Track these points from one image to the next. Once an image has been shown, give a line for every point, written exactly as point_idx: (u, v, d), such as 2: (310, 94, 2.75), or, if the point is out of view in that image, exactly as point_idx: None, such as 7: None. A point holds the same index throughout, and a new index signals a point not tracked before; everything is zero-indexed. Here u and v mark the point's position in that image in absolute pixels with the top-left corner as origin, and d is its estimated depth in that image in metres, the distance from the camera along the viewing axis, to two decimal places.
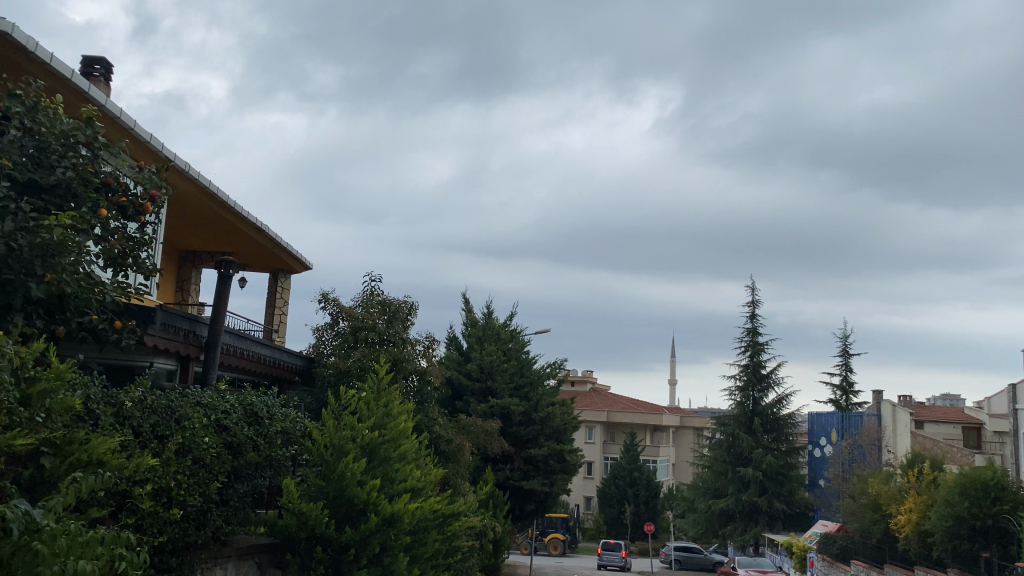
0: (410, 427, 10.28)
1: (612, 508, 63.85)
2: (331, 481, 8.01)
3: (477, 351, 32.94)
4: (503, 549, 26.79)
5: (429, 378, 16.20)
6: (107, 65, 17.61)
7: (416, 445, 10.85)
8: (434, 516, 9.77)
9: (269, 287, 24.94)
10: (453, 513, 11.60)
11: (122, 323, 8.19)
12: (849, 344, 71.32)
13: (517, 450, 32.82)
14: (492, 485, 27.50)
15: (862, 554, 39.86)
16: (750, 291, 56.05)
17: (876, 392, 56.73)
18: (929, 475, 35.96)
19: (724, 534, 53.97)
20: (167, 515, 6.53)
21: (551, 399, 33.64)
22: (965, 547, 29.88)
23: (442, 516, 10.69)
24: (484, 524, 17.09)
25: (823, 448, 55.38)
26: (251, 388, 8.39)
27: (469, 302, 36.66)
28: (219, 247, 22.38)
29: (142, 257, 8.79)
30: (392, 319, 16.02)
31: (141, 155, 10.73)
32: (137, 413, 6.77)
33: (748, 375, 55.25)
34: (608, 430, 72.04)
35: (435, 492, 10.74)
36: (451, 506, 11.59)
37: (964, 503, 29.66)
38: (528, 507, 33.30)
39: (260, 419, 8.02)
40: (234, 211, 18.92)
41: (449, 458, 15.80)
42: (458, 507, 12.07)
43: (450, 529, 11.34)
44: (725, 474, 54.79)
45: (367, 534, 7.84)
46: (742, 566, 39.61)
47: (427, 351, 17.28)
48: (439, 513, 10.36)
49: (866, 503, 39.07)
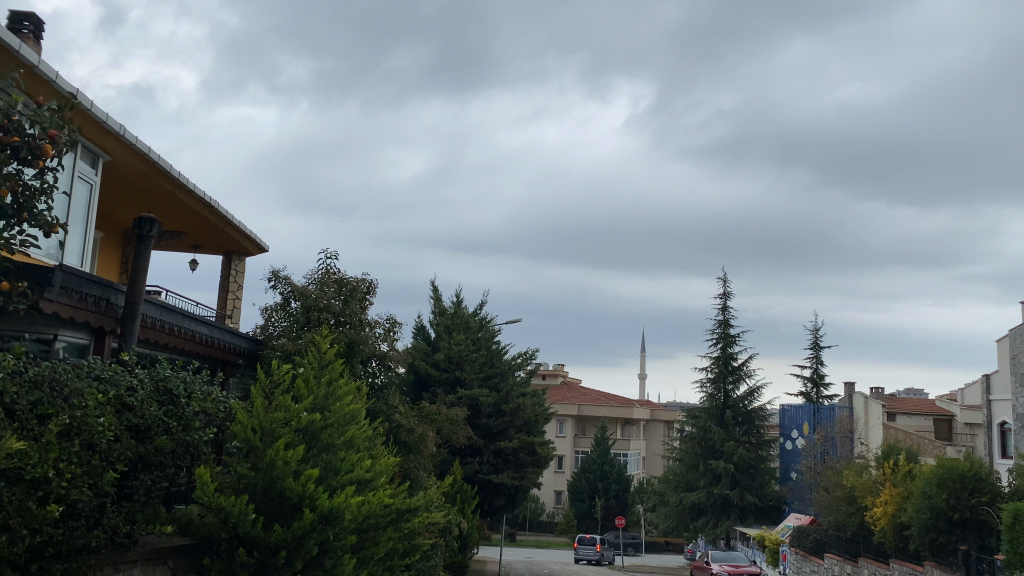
0: (358, 410, 9.08)
1: (582, 502, 62.99)
2: (260, 472, 6.77)
3: (445, 341, 31.66)
4: (470, 546, 25.63)
5: (388, 362, 14.96)
6: (38, 21, 16.06)
7: (367, 430, 9.66)
8: (386, 514, 8.55)
9: (222, 270, 23.52)
10: (411, 508, 10.42)
11: (11, 285, 6.83)
12: (820, 336, 70.99)
13: (485, 443, 31.62)
14: (458, 479, 26.31)
15: (836, 546, 39.32)
16: (724, 282, 55.21)
17: (848, 384, 56.30)
18: (904, 467, 35.32)
19: (695, 528, 53.28)
20: (43, 511, 5.27)
21: (522, 390, 32.49)
22: (943, 540, 29.21)
23: (397, 513, 9.49)
24: (448, 520, 15.86)
25: (795, 440, 54.86)
26: (167, 362, 7.14)
27: (437, 290, 35.41)
28: (168, 226, 21.08)
29: (39, 208, 7.48)
30: (348, 299, 14.80)
31: (33, 88, 9.29)
32: (12, 388, 5.46)
33: (720, 367, 54.51)
34: (578, 424, 71.15)
35: (387, 484, 9.56)
36: (407, 502, 10.39)
37: (942, 495, 28.94)
38: (497, 502, 32.15)
39: (175, 399, 6.78)
40: (180, 184, 17.58)
41: (410, 448, 14.62)
42: (414, 501, 10.87)
43: (406, 526, 10.12)
44: (697, 468, 54.08)
45: (300, 534, 6.60)
46: (716, 561, 38.75)
47: (387, 335, 16.04)
48: (393, 508, 9.16)
49: (840, 495, 38.43)
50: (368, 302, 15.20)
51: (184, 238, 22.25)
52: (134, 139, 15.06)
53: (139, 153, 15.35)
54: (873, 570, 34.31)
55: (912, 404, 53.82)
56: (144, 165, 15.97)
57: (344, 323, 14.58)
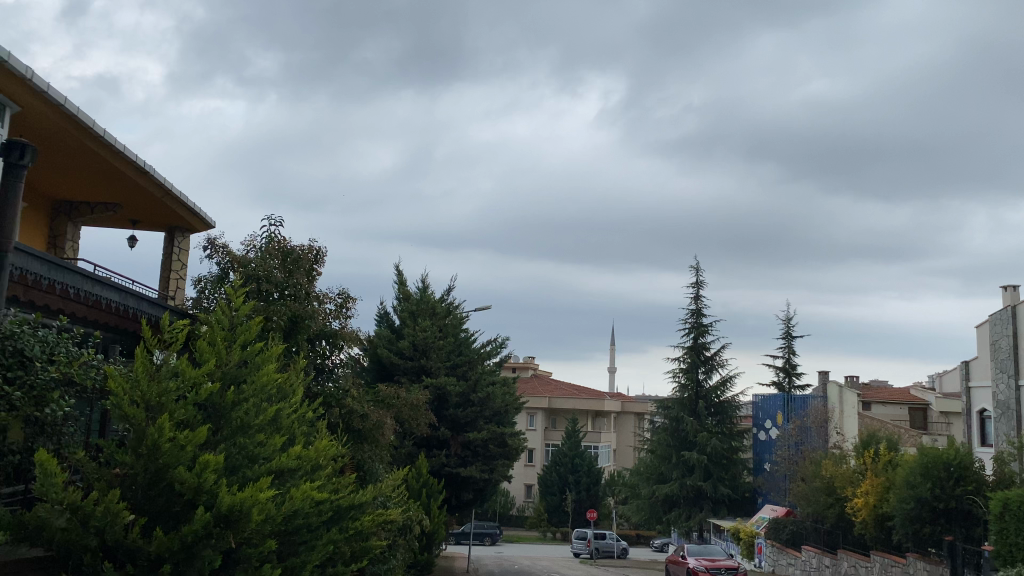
0: (283, 386, 7.44)
1: (553, 496, 61.66)
2: (140, 458, 5.11)
3: (410, 327, 29.95)
4: (435, 544, 24.02)
5: (337, 341, 13.24)
6: None
7: (298, 412, 8.02)
8: (318, 510, 6.91)
9: (164, 248, 21.63)
10: (356, 503, 8.75)
11: None
12: (792, 326, 70.21)
13: (452, 435, 29.92)
14: (423, 472, 24.69)
15: (814, 539, 38.24)
16: (696, 270, 54.04)
17: (822, 373, 55.39)
18: (885, 457, 34.26)
19: (668, 520, 52.14)
20: None
21: (491, 379, 30.87)
22: (928, 531, 28.04)
23: (336, 510, 7.81)
24: (406, 515, 14.14)
25: (768, 431, 53.75)
26: (22, 318, 5.51)
27: (402, 275, 33.68)
28: (98, 196, 19.24)
29: None
30: (294, 270, 13.08)
31: None
32: None
33: (692, 356, 53.32)
34: (549, 416, 69.73)
35: (325, 475, 7.93)
36: (348, 496, 8.70)
37: (926, 484, 27.70)
38: (465, 497, 30.52)
39: (26, 361, 5.13)
40: (101, 139, 15.86)
41: (363, 437, 12.96)
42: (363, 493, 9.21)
43: (352, 525, 8.43)
44: (670, 459, 52.91)
45: (192, 540, 4.93)
46: (692, 555, 37.44)
47: (340, 312, 14.25)
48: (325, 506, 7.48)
49: (818, 485, 37.25)
50: (317, 274, 13.51)
51: (120, 212, 20.40)
52: (40, 83, 13.41)
53: (45, 97, 13.67)
54: (853, 563, 33.23)
55: (887, 393, 53.00)
56: (53, 112, 14.27)
57: (290, 294, 12.88)
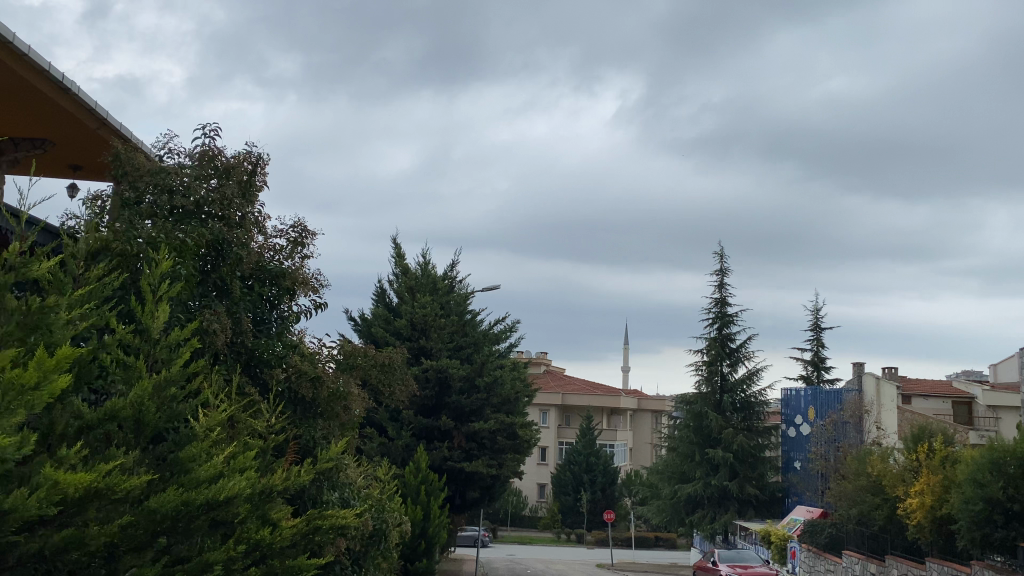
0: (64, 277, 4.03)
1: (567, 497, 58.22)
2: None
3: (408, 304, 26.52)
4: (435, 550, 20.63)
5: (285, 281, 9.78)
6: None
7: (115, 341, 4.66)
8: (116, 498, 3.70)
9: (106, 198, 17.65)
10: (258, 495, 5.34)
11: None
12: (820, 318, 66.32)
13: (456, 424, 26.42)
14: (421, 467, 21.18)
15: (855, 543, 34.59)
16: (720, 256, 50.52)
17: (857, 365, 51.48)
18: (940, 452, 30.35)
19: (691, 522, 48.56)
20: None
21: (500, 362, 27.34)
22: (999, 536, 23.55)
23: (190, 513, 4.32)
24: (377, 515, 10.61)
25: (799, 427, 49.11)
26: None
27: (401, 250, 30.34)
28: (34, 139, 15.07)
29: None
30: (225, 182, 9.52)
31: None
32: None
33: (715, 348, 49.56)
34: (562, 413, 66.25)
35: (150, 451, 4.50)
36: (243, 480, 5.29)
37: (997, 483, 23.22)
38: (471, 496, 26.99)
39: None
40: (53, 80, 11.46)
41: (315, 409, 9.46)
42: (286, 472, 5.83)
43: (232, 531, 4.97)
44: (693, 458, 49.29)
45: None
46: (724, 561, 33.89)
47: (295, 247, 10.71)
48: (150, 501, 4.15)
49: (864, 485, 33.51)
50: (260, 188, 9.91)
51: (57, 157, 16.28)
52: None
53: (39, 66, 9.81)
54: (905, 570, 29.54)
55: (927, 385, 48.88)
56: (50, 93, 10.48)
57: (218, 210, 9.37)
